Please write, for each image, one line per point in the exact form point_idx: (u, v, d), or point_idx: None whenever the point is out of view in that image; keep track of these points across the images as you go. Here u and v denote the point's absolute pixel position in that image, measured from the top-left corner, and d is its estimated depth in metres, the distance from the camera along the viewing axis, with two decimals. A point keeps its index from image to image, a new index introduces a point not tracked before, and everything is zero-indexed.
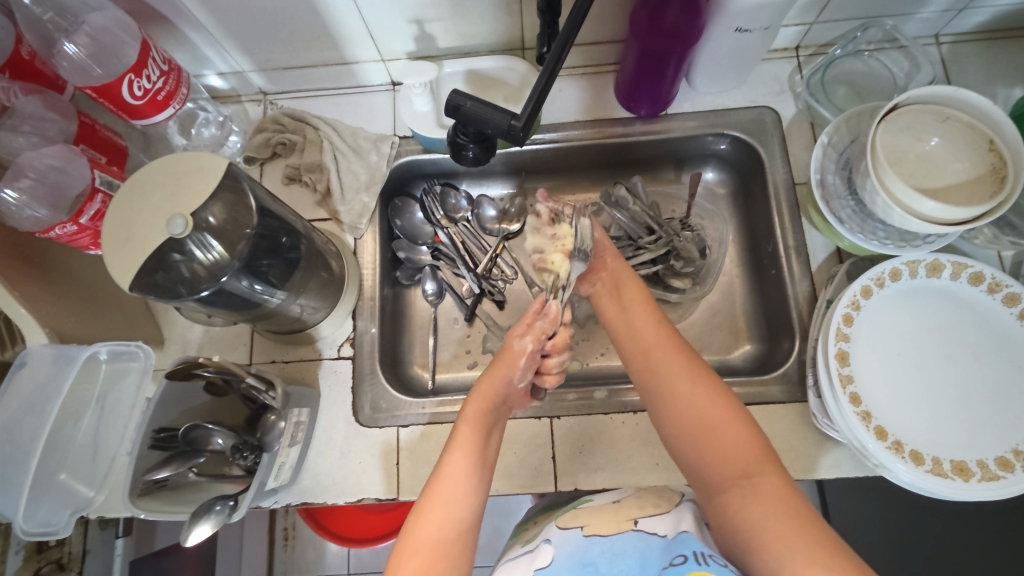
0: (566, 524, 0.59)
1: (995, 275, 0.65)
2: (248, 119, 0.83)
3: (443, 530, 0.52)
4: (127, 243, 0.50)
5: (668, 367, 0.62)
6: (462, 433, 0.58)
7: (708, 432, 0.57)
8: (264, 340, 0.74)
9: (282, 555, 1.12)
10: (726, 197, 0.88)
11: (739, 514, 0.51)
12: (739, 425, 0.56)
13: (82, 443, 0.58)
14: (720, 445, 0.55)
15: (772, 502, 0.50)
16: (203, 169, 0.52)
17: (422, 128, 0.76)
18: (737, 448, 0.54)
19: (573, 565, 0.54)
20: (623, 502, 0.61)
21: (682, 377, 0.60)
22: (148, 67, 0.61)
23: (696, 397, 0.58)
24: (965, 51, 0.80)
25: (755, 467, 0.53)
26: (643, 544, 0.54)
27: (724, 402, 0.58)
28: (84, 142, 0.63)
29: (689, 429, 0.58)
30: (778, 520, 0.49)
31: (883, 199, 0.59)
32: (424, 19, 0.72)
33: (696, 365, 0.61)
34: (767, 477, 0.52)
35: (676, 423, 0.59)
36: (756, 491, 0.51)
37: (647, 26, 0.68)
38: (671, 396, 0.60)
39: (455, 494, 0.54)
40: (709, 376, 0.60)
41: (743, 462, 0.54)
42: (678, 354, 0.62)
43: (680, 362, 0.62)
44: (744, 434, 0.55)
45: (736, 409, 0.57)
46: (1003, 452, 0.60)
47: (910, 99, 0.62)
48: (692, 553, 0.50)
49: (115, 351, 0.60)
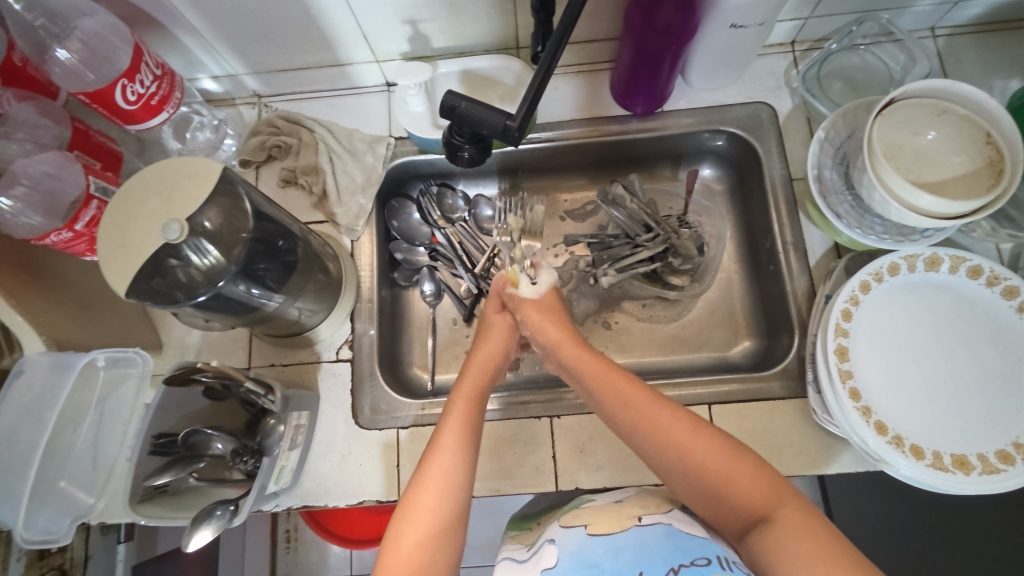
0: (569, 524, 0.60)
1: (993, 268, 0.65)
2: (243, 122, 0.83)
3: (444, 506, 0.50)
4: (124, 249, 0.50)
5: (655, 419, 0.56)
6: (448, 429, 0.56)
7: (711, 481, 0.52)
8: (263, 344, 0.74)
9: (284, 557, 1.12)
10: (723, 193, 0.88)
11: (761, 556, 0.47)
12: (741, 463, 0.52)
13: (82, 450, 0.58)
14: (728, 489, 0.51)
15: (793, 533, 0.46)
16: (197, 173, 0.52)
17: (418, 128, 0.75)
18: (747, 489, 0.50)
19: (577, 565, 0.53)
20: (626, 502, 0.61)
21: (670, 428, 0.55)
22: (141, 72, 0.61)
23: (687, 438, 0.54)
24: (961, 44, 0.80)
25: (769, 502, 0.49)
26: (646, 538, 0.54)
27: (719, 443, 0.53)
28: (78, 148, 0.63)
29: (687, 471, 0.53)
30: (799, 545, 0.45)
31: (881, 194, 0.59)
32: (417, 19, 0.72)
33: (681, 415, 0.56)
34: (785, 507, 0.48)
35: (676, 476, 0.54)
36: (776, 525, 0.47)
37: (642, 24, 0.68)
38: (660, 442, 0.55)
39: (444, 492, 0.51)
40: (697, 422, 0.55)
41: (756, 502, 0.50)
42: (661, 406, 0.57)
43: (665, 414, 0.56)
44: (748, 471, 0.51)
45: (735, 448, 0.53)
46: (1003, 445, 0.60)
47: (905, 93, 0.61)
48: (715, 557, 0.50)
49: (113, 357, 0.60)
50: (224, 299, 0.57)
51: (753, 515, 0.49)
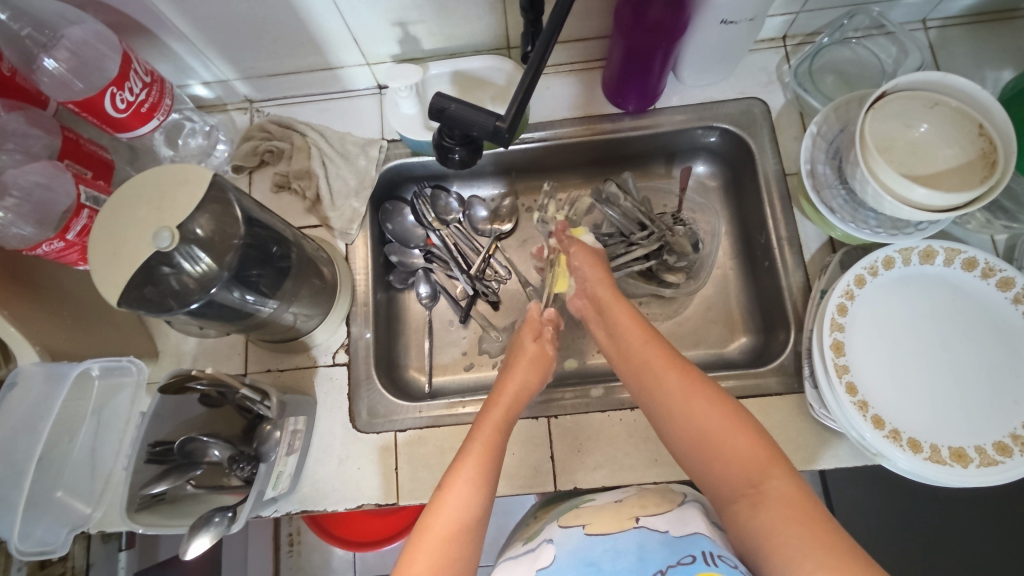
0: (567, 524, 0.60)
1: (988, 259, 0.64)
2: (235, 128, 0.83)
3: (469, 505, 0.51)
4: (114, 257, 0.50)
5: (663, 379, 0.58)
6: (484, 432, 0.58)
7: (708, 444, 0.53)
8: (258, 350, 0.74)
9: (287, 561, 1.13)
10: (718, 190, 0.88)
11: (748, 529, 0.47)
12: (740, 431, 0.52)
13: (78, 460, 0.58)
14: (723, 453, 0.51)
15: (781, 509, 0.46)
16: (187, 181, 0.52)
17: (409, 130, 0.75)
18: (740, 457, 0.50)
19: (576, 563, 0.53)
20: (626, 502, 0.61)
21: (677, 389, 0.57)
22: (130, 79, 0.61)
23: (695, 409, 0.55)
24: (953, 35, 0.80)
25: (761, 473, 0.49)
26: (643, 539, 0.53)
27: (724, 410, 0.54)
28: (69, 158, 0.63)
29: (691, 438, 0.54)
30: (787, 524, 0.45)
31: (874, 187, 0.59)
32: (407, 21, 0.71)
33: (692, 377, 0.57)
34: (776, 481, 0.48)
35: (679, 438, 0.56)
36: (763, 496, 0.47)
37: (632, 21, 0.67)
38: (671, 407, 0.57)
39: (467, 484, 0.52)
40: (707, 385, 0.56)
41: (747, 469, 0.50)
42: (672, 367, 0.59)
43: (676, 374, 0.58)
44: (746, 440, 0.51)
45: (739, 416, 0.53)
46: (1001, 437, 0.59)
47: (897, 86, 0.61)
48: (701, 554, 0.48)
49: (107, 366, 0.60)
50: (218, 306, 0.57)
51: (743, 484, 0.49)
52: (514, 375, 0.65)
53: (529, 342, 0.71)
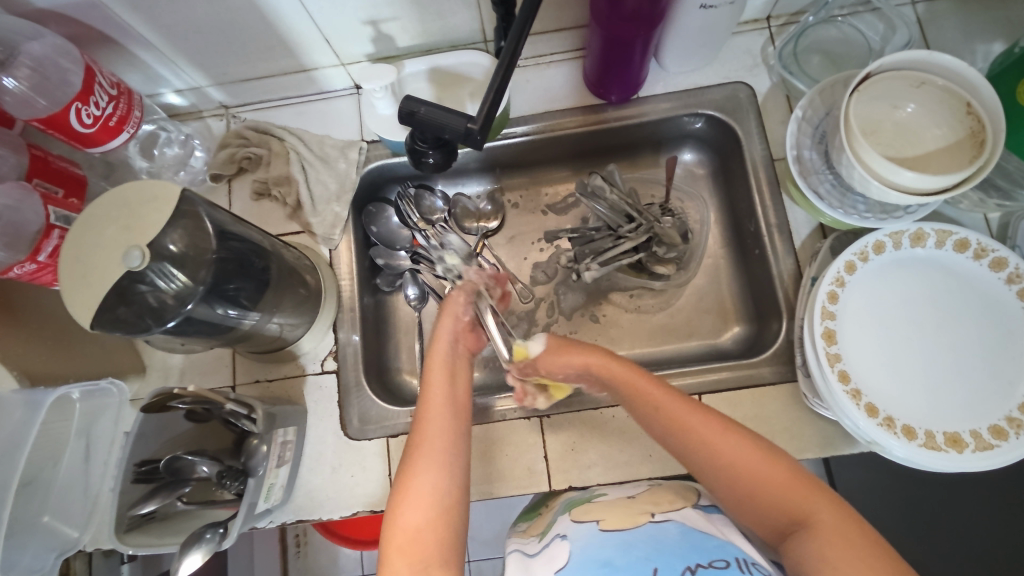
0: (580, 518, 0.58)
1: (980, 240, 0.63)
2: (211, 135, 0.81)
3: (440, 484, 0.50)
4: (85, 279, 0.49)
5: (686, 422, 0.55)
6: (430, 419, 0.55)
7: (747, 483, 0.51)
8: (246, 360, 0.74)
9: (295, 562, 1.15)
10: (706, 177, 0.86)
11: (800, 560, 0.46)
12: (776, 463, 0.51)
13: (64, 484, 0.58)
14: (763, 488, 0.50)
15: (835, 539, 0.45)
16: (156, 197, 0.51)
17: (387, 131, 0.73)
18: (781, 491, 0.49)
19: (589, 564, 0.51)
20: (639, 497, 0.60)
21: (704, 430, 0.54)
22: (95, 93, 0.60)
23: (731, 452, 0.52)
24: (941, 8, 0.78)
25: (803, 502, 0.48)
26: (661, 533, 0.52)
27: (757, 450, 0.52)
28: (38, 176, 0.62)
29: (731, 481, 0.51)
30: (841, 554, 0.44)
31: (860, 172, 0.58)
32: (379, 19, 0.70)
33: (712, 418, 0.54)
34: (823, 512, 0.47)
35: (710, 478, 0.53)
36: (815, 530, 0.46)
37: (608, 11, 0.65)
38: (706, 455, 0.53)
39: (433, 472, 0.51)
40: (728, 422, 0.54)
41: (791, 503, 0.49)
42: (695, 416, 0.55)
43: (699, 420, 0.54)
44: (782, 471, 0.50)
45: (770, 449, 0.52)
46: (997, 420, 0.59)
47: (882, 66, 0.59)
48: (734, 559, 0.48)
49: (88, 389, 0.60)
50: (198, 322, 0.56)
51: (788, 516, 0.49)
52: (439, 344, 0.62)
53: (460, 293, 0.67)
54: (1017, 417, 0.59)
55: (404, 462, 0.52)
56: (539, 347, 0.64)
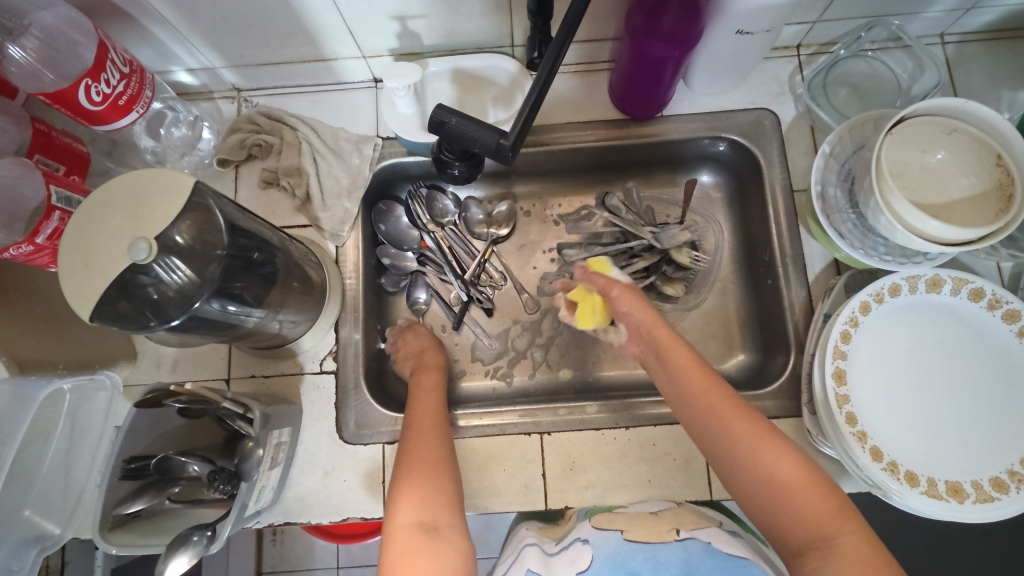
0: (603, 526, 0.59)
1: (996, 291, 0.63)
2: (222, 118, 0.78)
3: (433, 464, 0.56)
4: (86, 269, 0.46)
5: (729, 416, 0.54)
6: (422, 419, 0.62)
7: (775, 491, 0.49)
8: (243, 354, 0.71)
9: (270, 549, 1.15)
10: (722, 201, 0.85)
11: None
12: (807, 476, 0.49)
13: (49, 479, 0.56)
14: (791, 502, 0.49)
15: (858, 564, 0.44)
16: (166, 188, 0.48)
17: (406, 131, 0.71)
18: (811, 507, 0.48)
19: (612, 568, 0.52)
20: (663, 514, 0.60)
21: (741, 431, 0.52)
22: (107, 70, 0.57)
23: (765, 457, 0.51)
24: (970, 51, 0.78)
25: (831, 523, 0.47)
26: (687, 552, 0.52)
27: (795, 461, 0.50)
28: (40, 151, 0.59)
29: (759, 486, 0.50)
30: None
31: (887, 217, 0.57)
32: (407, 15, 0.67)
33: (755, 420, 0.53)
34: (847, 536, 0.46)
35: (737, 478, 0.52)
36: (833, 550, 0.45)
37: (644, 28, 0.64)
38: (739, 456, 0.52)
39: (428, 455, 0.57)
40: (770, 429, 0.53)
41: (819, 521, 0.47)
42: (739, 413, 0.54)
43: (738, 416, 0.54)
44: (815, 487, 0.49)
45: (807, 463, 0.50)
46: (999, 472, 0.59)
47: (916, 111, 0.59)
48: None
49: (79, 381, 0.58)
50: (199, 319, 0.53)
51: (812, 534, 0.47)
52: (425, 388, 0.67)
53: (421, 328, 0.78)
54: (1018, 471, 0.59)
55: (399, 472, 0.55)
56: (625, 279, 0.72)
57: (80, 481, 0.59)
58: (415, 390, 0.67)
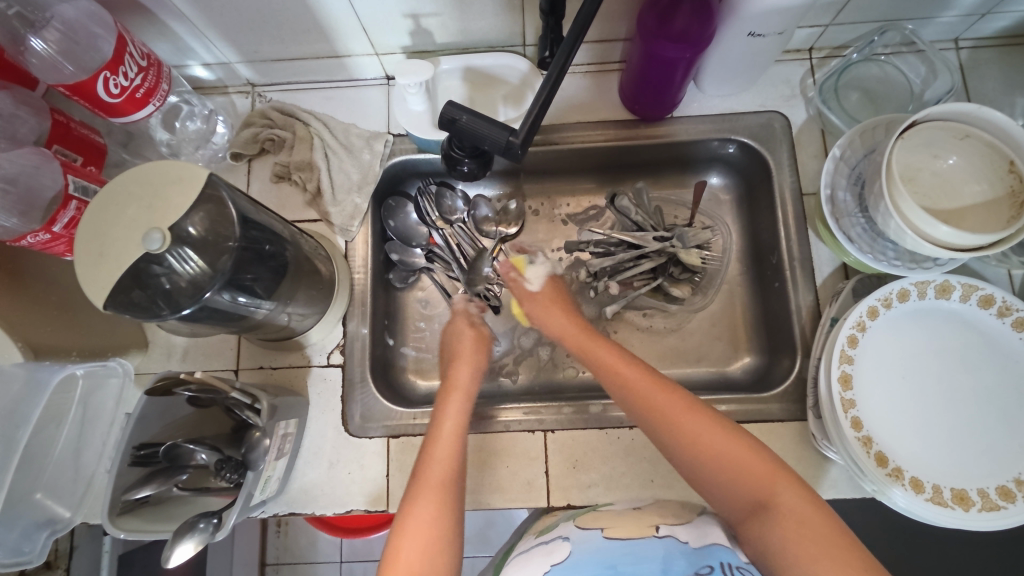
0: (586, 525, 0.59)
1: (1006, 298, 0.63)
2: (236, 112, 0.79)
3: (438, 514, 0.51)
4: (101, 257, 0.47)
5: (652, 399, 0.58)
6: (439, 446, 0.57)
7: (712, 461, 0.52)
8: (251, 346, 0.72)
9: (274, 540, 1.17)
10: (730, 203, 0.85)
11: (766, 543, 0.47)
12: (739, 443, 0.52)
13: (60, 463, 0.57)
14: (730, 470, 0.51)
15: (795, 522, 0.46)
16: (181, 180, 0.49)
17: (417, 128, 0.72)
18: (745, 470, 0.50)
19: (594, 564, 0.51)
20: (643, 510, 0.61)
21: (671, 410, 0.56)
22: (125, 63, 0.58)
23: (693, 429, 0.54)
24: (984, 57, 0.77)
25: (768, 484, 0.49)
26: (666, 547, 0.51)
27: (720, 429, 0.53)
28: (59, 142, 0.60)
29: (695, 459, 0.53)
30: (798, 533, 0.45)
31: (897, 222, 0.57)
32: (420, 13, 0.68)
33: (677, 396, 0.57)
34: (784, 492, 0.48)
35: (678, 456, 0.55)
36: (773, 511, 0.47)
37: (657, 30, 0.64)
38: (670, 433, 0.55)
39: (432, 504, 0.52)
40: (694, 403, 0.56)
41: (754, 481, 0.50)
42: (662, 393, 0.58)
43: (664, 394, 0.58)
44: (744, 448, 0.52)
45: (731, 427, 0.54)
46: (1006, 480, 0.58)
47: (928, 116, 0.58)
48: (720, 565, 0.49)
49: (93, 367, 0.59)
50: (210, 310, 0.54)
51: (753, 497, 0.49)
52: (451, 405, 0.62)
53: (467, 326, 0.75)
54: None
55: (400, 511, 0.52)
56: (535, 281, 0.77)
57: (90, 467, 0.60)
58: (438, 419, 0.60)
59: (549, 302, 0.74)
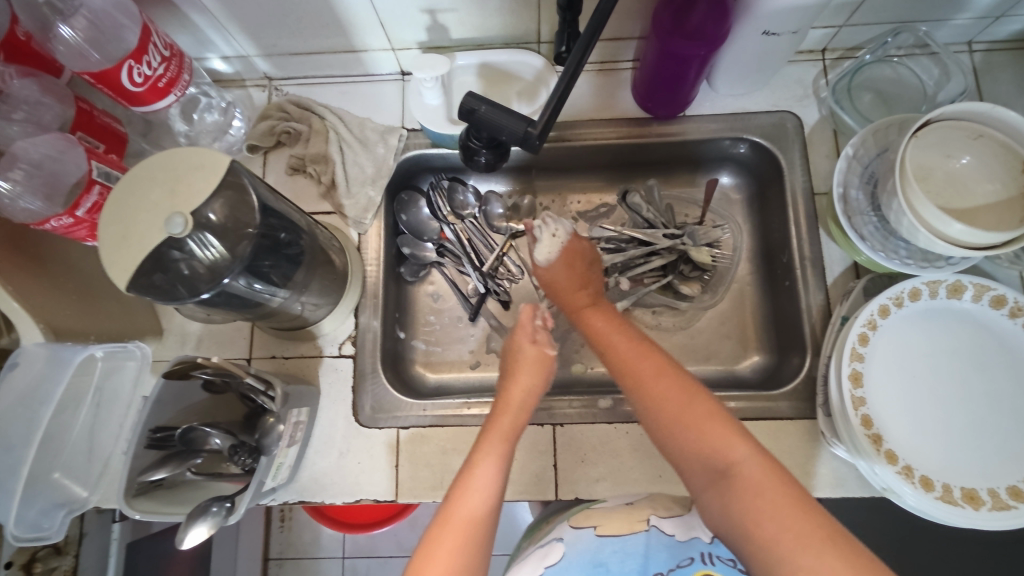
0: (578, 523, 0.60)
1: (1018, 299, 0.63)
2: (253, 105, 0.80)
3: (467, 551, 0.47)
4: (125, 240, 0.48)
5: (628, 362, 0.58)
6: (476, 470, 0.52)
7: (674, 422, 0.52)
8: (265, 335, 0.73)
9: (278, 535, 1.17)
10: (741, 202, 0.86)
11: (728, 511, 0.47)
12: (703, 406, 0.52)
13: (77, 443, 0.58)
14: (693, 435, 0.51)
15: (755, 488, 0.46)
16: (203, 167, 0.50)
17: (431, 122, 0.73)
18: (707, 434, 0.50)
19: (585, 564, 0.55)
20: (636, 505, 0.62)
21: (645, 373, 0.56)
22: (149, 53, 0.59)
23: (665, 392, 0.54)
24: (998, 60, 0.77)
25: (729, 451, 0.49)
26: (649, 539, 0.56)
27: (688, 394, 0.53)
28: (82, 130, 0.62)
29: (664, 423, 0.53)
30: (758, 502, 0.45)
31: (910, 220, 0.57)
32: (437, 9, 0.69)
33: (653, 360, 0.57)
34: (746, 461, 0.47)
35: (646, 417, 0.55)
36: (736, 477, 0.47)
37: (670, 27, 0.65)
38: (644, 395, 0.55)
39: (459, 541, 0.48)
40: (667, 367, 0.56)
41: (716, 448, 0.49)
42: (642, 351, 0.58)
43: (647, 356, 0.58)
44: (710, 413, 0.51)
45: (700, 392, 0.53)
46: (1016, 480, 0.58)
47: (943, 114, 0.59)
48: (699, 555, 0.54)
49: (112, 350, 0.60)
50: (227, 296, 0.55)
51: (715, 464, 0.49)
52: (488, 455, 0.53)
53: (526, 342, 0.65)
54: None
55: (427, 530, 0.49)
56: (545, 256, 0.72)
57: (108, 448, 0.62)
58: (472, 460, 0.54)
59: (565, 284, 0.70)
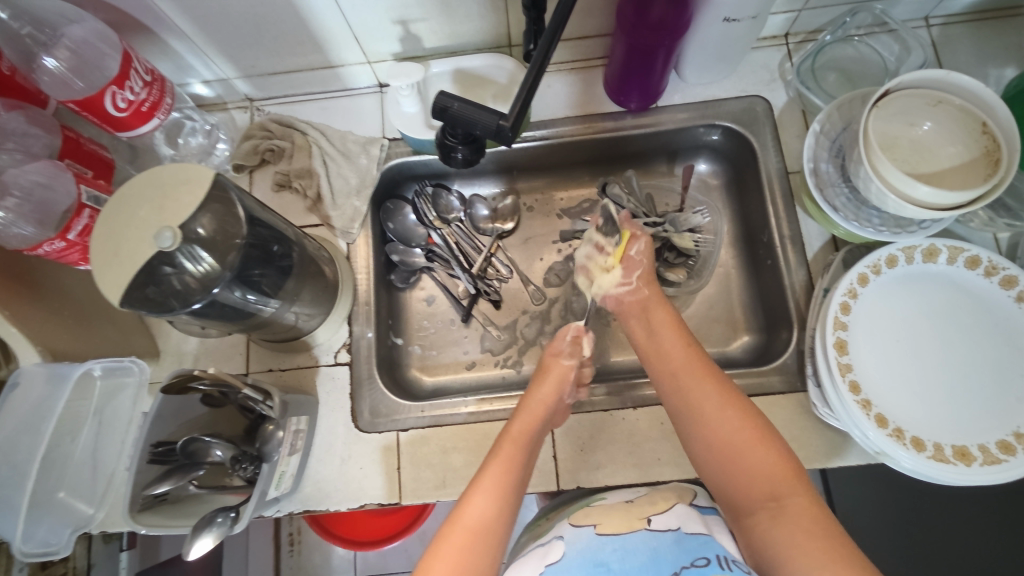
0: (578, 522, 0.60)
1: (991, 258, 0.64)
2: (236, 126, 0.82)
3: (476, 557, 0.49)
4: (115, 257, 0.50)
5: (687, 385, 0.60)
6: (490, 472, 0.55)
7: (729, 447, 0.55)
8: (260, 350, 0.74)
9: (288, 559, 1.12)
10: (719, 188, 0.88)
11: (766, 540, 0.49)
12: (762, 439, 0.54)
13: (80, 461, 0.59)
14: (746, 464, 0.53)
15: (801, 522, 0.48)
16: (187, 182, 0.52)
17: (411, 129, 0.75)
18: (765, 468, 0.52)
19: (584, 564, 0.53)
20: (636, 501, 0.62)
21: (703, 400, 0.58)
22: (131, 78, 0.61)
23: (725, 417, 0.56)
24: (955, 32, 0.80)
25: (782, 484, 0.51)
26: (656, 541, 0.53)
27: (750, 423, 0.56)
28: (70, 157, 0.64)
29: (716, 447, 0.56)
30: (798, 534, 0.47)
31: (877, 185, 0.59)
32: (409, 19, 0.71)
33: (719, 386, 0.59)
34: (797, 497, 0.50)
35: (697, 440, 0.58)
36: (784, 511, 0.49)
37: (634, 20, 0.67)
38: (698, 413, 0.58)
39: (471, 551, 0.49)
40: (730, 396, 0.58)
41: (772, 481, 0.51)
42: (703, 377, 0.60)
43: (705, 379, 0.60)
44: (769, 449, 0.53)
45: (764, 428, 0.55)
46: (1004, 434, 0.59)
47: (901, 84, 0.61)
48: (715, 557, 0.50)
49: (109, 367, 0.62)
50: (219, 306, 0.57)
51: (764, 495, 0.51)
52: (500, 458, 0.56)
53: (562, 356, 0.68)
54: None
55: (439, 530, 0.51)
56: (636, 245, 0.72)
57: (109, 465, 0.62)
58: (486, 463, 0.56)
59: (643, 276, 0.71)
